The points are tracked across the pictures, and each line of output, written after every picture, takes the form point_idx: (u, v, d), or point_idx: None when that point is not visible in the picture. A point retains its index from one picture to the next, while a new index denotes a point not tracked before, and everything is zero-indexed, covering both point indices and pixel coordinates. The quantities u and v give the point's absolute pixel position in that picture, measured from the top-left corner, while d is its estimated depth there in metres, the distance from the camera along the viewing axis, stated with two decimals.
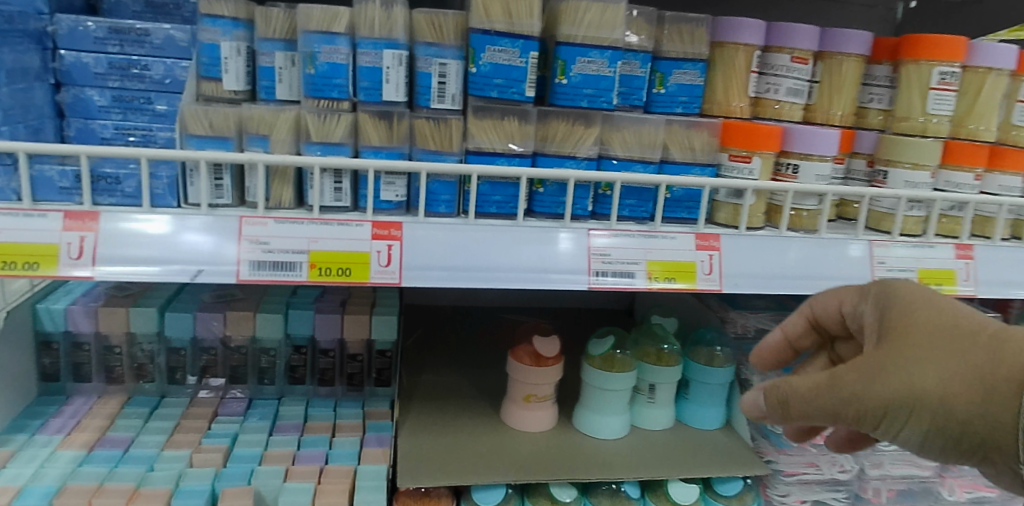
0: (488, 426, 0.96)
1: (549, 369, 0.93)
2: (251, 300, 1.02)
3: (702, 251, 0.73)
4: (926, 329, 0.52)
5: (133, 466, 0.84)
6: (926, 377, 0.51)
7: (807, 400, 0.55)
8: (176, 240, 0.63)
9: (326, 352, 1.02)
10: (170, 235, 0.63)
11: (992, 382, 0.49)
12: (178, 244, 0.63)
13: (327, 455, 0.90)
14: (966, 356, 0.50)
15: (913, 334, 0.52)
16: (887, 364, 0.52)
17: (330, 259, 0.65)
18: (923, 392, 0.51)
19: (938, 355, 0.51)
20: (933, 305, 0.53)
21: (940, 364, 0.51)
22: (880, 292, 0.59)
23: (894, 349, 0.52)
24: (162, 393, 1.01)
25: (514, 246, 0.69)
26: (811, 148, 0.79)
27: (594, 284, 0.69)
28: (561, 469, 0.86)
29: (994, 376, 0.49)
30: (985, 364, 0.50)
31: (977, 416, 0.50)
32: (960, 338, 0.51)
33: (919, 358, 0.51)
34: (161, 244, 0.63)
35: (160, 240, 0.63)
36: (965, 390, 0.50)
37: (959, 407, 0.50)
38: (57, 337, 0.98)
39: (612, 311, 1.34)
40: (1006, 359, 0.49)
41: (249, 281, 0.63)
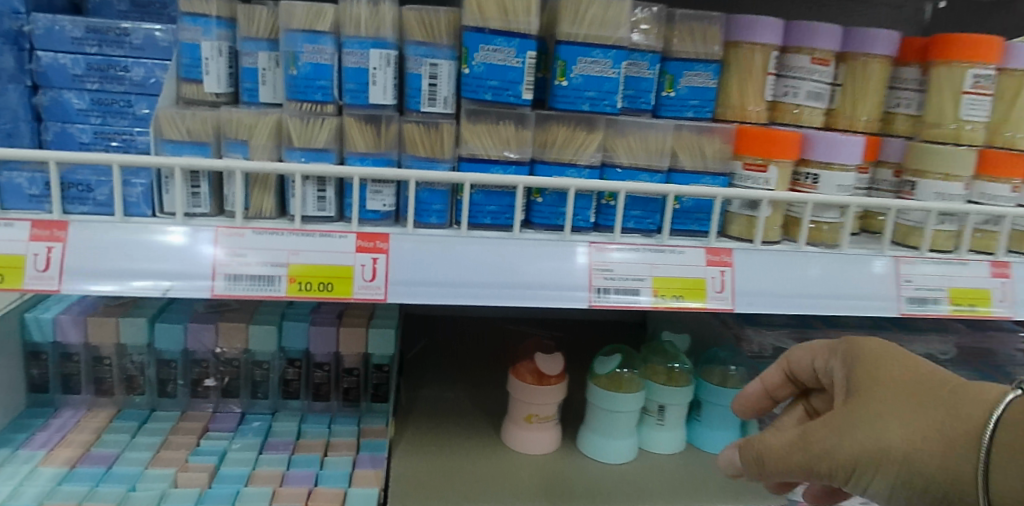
0: (488, 448, 0.91)
1: (552, 387, 0.90)
2: (245, 311, 0.99)
3: (713, 267, 0.68)
4: (890, 385, 0.54)
5: (115, 485, 0.81)
6: (891, 432, 0.52)
7: (786, 456, 0.57)
8: (193, 252, 0.60)
9: (320, 366, 0.98)
10: (187, 246, 0.60)
11: (951, 437, 0.50)
12: (194, 256, 0.60)
13: (317, 476, 0.86)
14: (927, 411, 0.52)
15: (878, 390, 0.54)
16: (854, 420, 0.53)
17: (310, 273, 0.61)
18: (887, 447, 0.52)
19: (901, 412, 0.52)
20: (899, 362, 0.55)
21: (903, 420, 0.52)
22: (847, 346, 0.60)
23: (860, 406, 0.54)
24: (153, 406, 0.97)
25: (510, 261, 0.64)
26: (833, 157, 0.74)
27: (593, 302, 0.64)
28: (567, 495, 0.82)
29: (953, 431, 0.50)
30: (944, 418, 0.51)
31: (940, 472, 0.50)
32: (921, 394, 0.52)
33: (883, 413, 0.53)
34: (180, 255, 0.60)
35: (176, 252, 0.60)
36: (929, 445, 0.51)
37: (924, 463, 0.51)
38: (46, 347, 0.94)
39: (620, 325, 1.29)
40: (964, 414, 0.51)
41: (223, 296, 0.59)
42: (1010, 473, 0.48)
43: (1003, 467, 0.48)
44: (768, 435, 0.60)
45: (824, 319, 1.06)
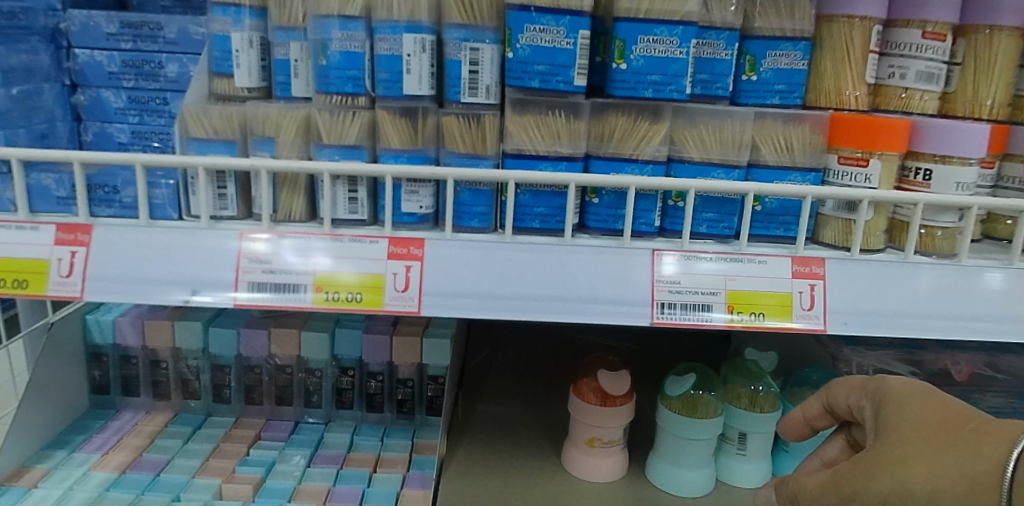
0: (546, 472, 0.85)
1: (617, 410, 0.82)
2: (299, 316, 0.95)
3: (801, 279, 0.59)
4: (909, 423, 0.48)
5: (160, 494, 0.79)
6: (911, 474, 0.46)
7: (814, 500, 0.52)
8: (275, 261, 0.56)
9: (374, 376, 0.93)
10: (270, 255, 0.56)
11: (974, 477, 0.45)
12: (278, 265, 0.56)
13: (364, 494, 0.81)
14: (948, 451, 0.46)
15: (897, 429, 0.49)
16: (877, 462, 0.48)
17: (338, 282, 0.56)
18: (908, 491, 0.46)
19: (921, 451, 0.47)
20: (916, 396, 0.50)
21: (925, 460, 0.46)
22: (868, 383, 0.55)
23: (879, 447, 0.49)
24: (208, 412, 0.96)
25: (558, 272, 0.57)
26: (949, 148, 0.62)
27: (656, 320, 0.56)
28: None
29: (976, 472, 0.45)
30: (967, 456, 0.46)
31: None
32: (942, 431, 0.47)
33: (907, 454, 0.47)
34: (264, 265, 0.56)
35: (259, 262, 0.56)
36: (953, 488, 0.45)
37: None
38: (107, 349, 0.94)
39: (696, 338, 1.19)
40: (987, 453, 0.45)
41: (245, 305, 0.55)
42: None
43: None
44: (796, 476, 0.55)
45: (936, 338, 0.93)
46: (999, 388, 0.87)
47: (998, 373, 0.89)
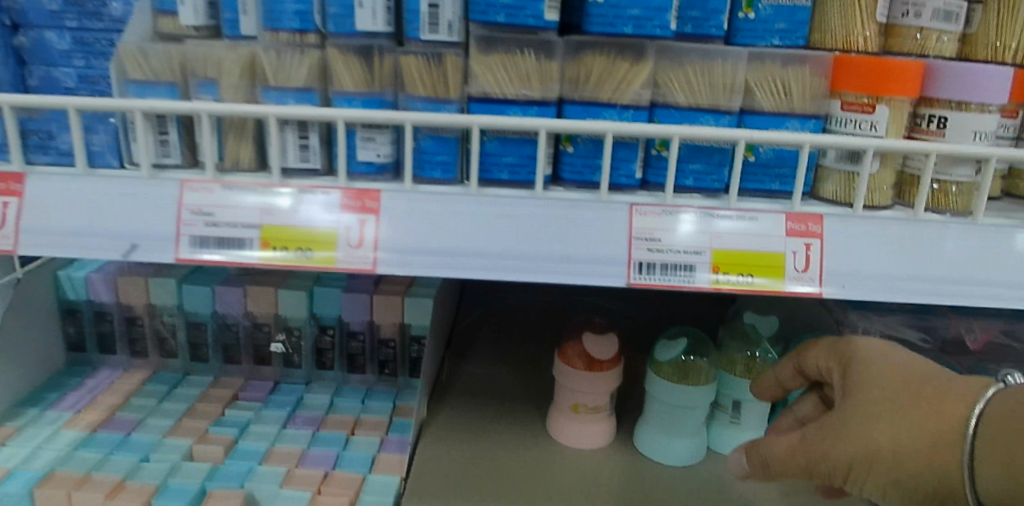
0: (528, 440, 0.81)
1: (604, 376, 0.78)
2: (278, 274, 0.92)
3: (796, 238, 0.54)
4: (877, 384, 0.50)
5: (128, 454, 0.77)
6: (878, 432, 0.48)
7: (782, 461, 0.53)
8: (302, 218, 0.52)
9: (355, 336, 0.90)
10: (297, 210, 0.52)
11: (937, 435, 0.46)
12: (304, 223, 0.52)
13: (339, 458, 0.78)
14: (914, 409, 0.48)
15: (864, 389, 0.50)
16: (846, 420, 0.50)
17: (285, 237, 0.51)
18: (875, 448, 0.48)
19: (888, 410, 0.48)
20: (884, 357, 0.52)
21: (890, 419, 0.48)
22: (836, 344, 0.56)
23: (848, 407, 0.50)
24: (187, 371, 0.93)
25: (528, 227, 0.52)
26: (966, 94, 0.56)
27: (633, 281, 0.52)
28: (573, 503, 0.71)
29: (940, 428, 0.46)
30: (931, 413, 0.47)
31: (929, 472, 0.47)
32: (906, 390, 0.49)
33: (874, 413, 0.49)
34: (290, 221, 0.52)
35: (285, 219, 0.52)
36: (917, 445, 0.47)
37: (913, 464, 0.47)
38: (81, 305, 0.91)
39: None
40: (949, 412, 0.47)
41: (187, 261, 0.51)
42: (997, 471, 0.44)
43: (990, 464, 0.44)
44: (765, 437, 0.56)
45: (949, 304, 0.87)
46: (1015, 358, 0.82)
47: (1014, 342, 0.83)
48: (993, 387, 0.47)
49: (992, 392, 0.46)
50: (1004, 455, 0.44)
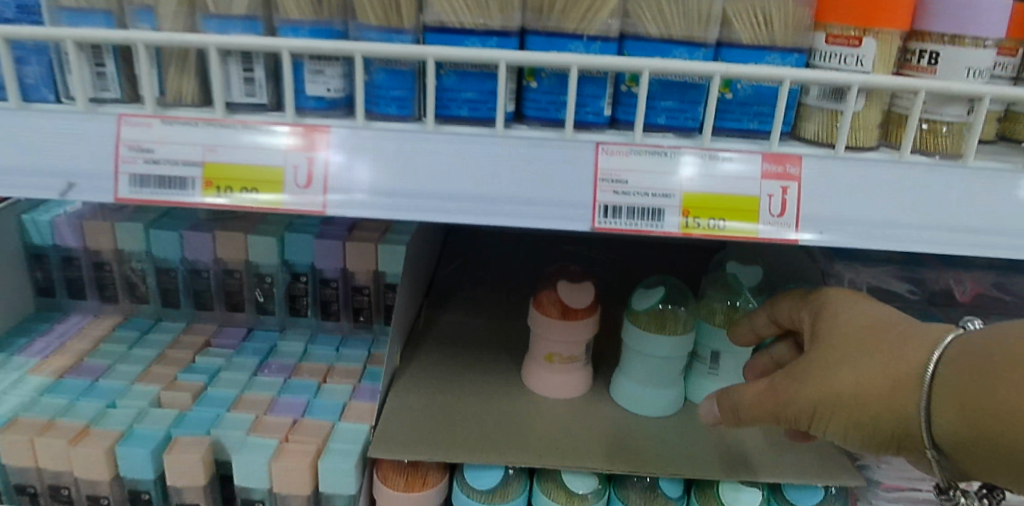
0: (504, 390, 0.79)
1: (579, 324, 0.77)
2: (249, 219, 0.89)
3: (772, 181, 0.51)
4: (843, 333, 0.51)
5: (94, 400, 0.75)
6: (840, 377, 0.49)
7: (751, 408, 0.54)
8: (310, 160, 0.49)
9: (328, 283, 0.88)
10: (306, 150, 0.49)
11: (897, 378, 0.47)
12: (314, 166, 0.49)
13: (309, 406, 0.76)
14: (877, 354, 0.48)
15: (831, 338, 0.51)
16: (812, 366, 0.51)
17: (230, 175, 0.49)
18: (837, 391, 0.49)
19: (852, 355, 0.49)
20: (854, 308, 0.53)
21: (854, 364, 0.49)
22: (810, 297, 0.58)
23: (814, 354, 0.51)
24: (159, 317, 0.91)
25: (486, 167, 0.49)
26: (960, 26, 0.52)
27: (598, 225, 0.49)
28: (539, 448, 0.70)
29: (901, 372, 0.47)
30: (893, 358, 0.48)
31: (889, 414, 0.47)
32: (871, 337, 0.49)
33: (838, 359, 0.50)
34: (299, 163, 0.49)
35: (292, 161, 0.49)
36: (878, 388, 0.47)
37: (874, 406, 0.47)
38: (47, 250, 0.88)
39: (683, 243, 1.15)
40: (910, 356, 0.47)
41: (128, 201, 0.49)
42: (952, 409, 0.44)
43: (947, 404, 0.44)
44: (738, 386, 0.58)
45: (940, 255, 0.84)
46: (1005, 310, 0.79)
47: (1004, 295, 0.80)
48: (953, 333, 0.47)
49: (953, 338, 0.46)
50: (960, 395, 0.44)
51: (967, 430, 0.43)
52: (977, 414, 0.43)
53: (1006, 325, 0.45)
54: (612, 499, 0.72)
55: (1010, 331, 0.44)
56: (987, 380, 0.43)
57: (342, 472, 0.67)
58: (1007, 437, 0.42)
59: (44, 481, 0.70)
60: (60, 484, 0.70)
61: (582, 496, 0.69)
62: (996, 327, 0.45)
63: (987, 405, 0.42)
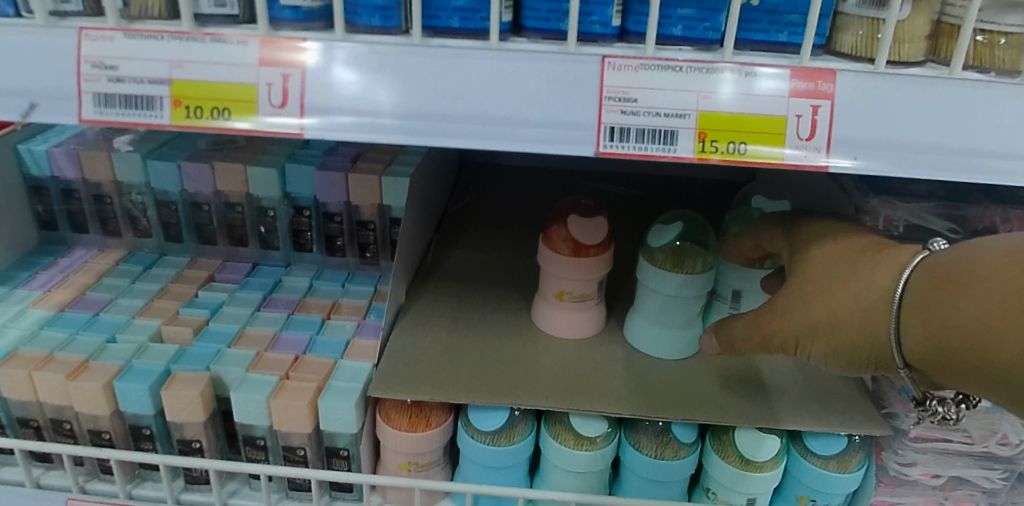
0: (513, 329, 0.76)
1: (591, 261, 0.72)
2: (250, 150, 0.86)
3: (801, 100, 0.46)
4: (817, 262, 0.51)
5: (94, 335, 0.73)
6: (816, 308, 0.49)
7: (740, 338, 0.57)
8: (317, 81, 0.45)
9: (332, 218, 0.84)
10: (326, 71, 0.45)
11: (868, 304, 0.46)
12: (321, 87, 0.45)
13: (311, 343, 0.74)
14: (847, 282, 0.48)
15: (806, 268, 0.52)
16: (791, 298, 0.51)
17: (201, 94, 0.45)
18: (813, 320, 0.49)
19: (826, 284, 0.49)
20: (834, 235, 0.53)
21: (828, 293, 0.49)
22: (790, 226, 0.59)
23: (793, 285, 0.52)
24: (163, 252, 0.90)
25: (476, 84, 0.45)
26: None
27: (602, 149, 0.45)
28: (530, 381, 0.68)
29: (871, 297, 0.46)
30: (863, 284, 0.47)
31: (863, 339, 0.46)
32: (842, 264, 0.50)
33: (815, 289, 0.50)
34: (318, 86, 0.45)
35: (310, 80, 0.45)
36: (851, 315, 0.47)
37: (849, 333, 0.47)
38: (46, 182, 0.86)
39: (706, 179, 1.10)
40: (880, 279, 0.46)
41: (93, 123, 0.46)
42: (920, 332, 0.43)
43: (914, 325, 0.43)
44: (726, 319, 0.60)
45: (987, 190, 0.78)
46: None
47: None
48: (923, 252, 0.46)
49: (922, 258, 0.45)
50: (928, 318, 0.43)
51: (936, 351, 0.42)
52: (941, 334, 0.42)
53: (975, 243, 0.43)
54: (624, 444, 0.68)
55: (974, 248, 0.42)
56: (948, 298, 0.41)
57: (343, 411, 0.64)
58: (971, 355, 0.41)
59: (46, 415, 0.70)
60: (62, 418, 0.69)
61: (592, 441, 0.66)
62: (967, 244, 0.43)
63: (949, 322, 0.41)
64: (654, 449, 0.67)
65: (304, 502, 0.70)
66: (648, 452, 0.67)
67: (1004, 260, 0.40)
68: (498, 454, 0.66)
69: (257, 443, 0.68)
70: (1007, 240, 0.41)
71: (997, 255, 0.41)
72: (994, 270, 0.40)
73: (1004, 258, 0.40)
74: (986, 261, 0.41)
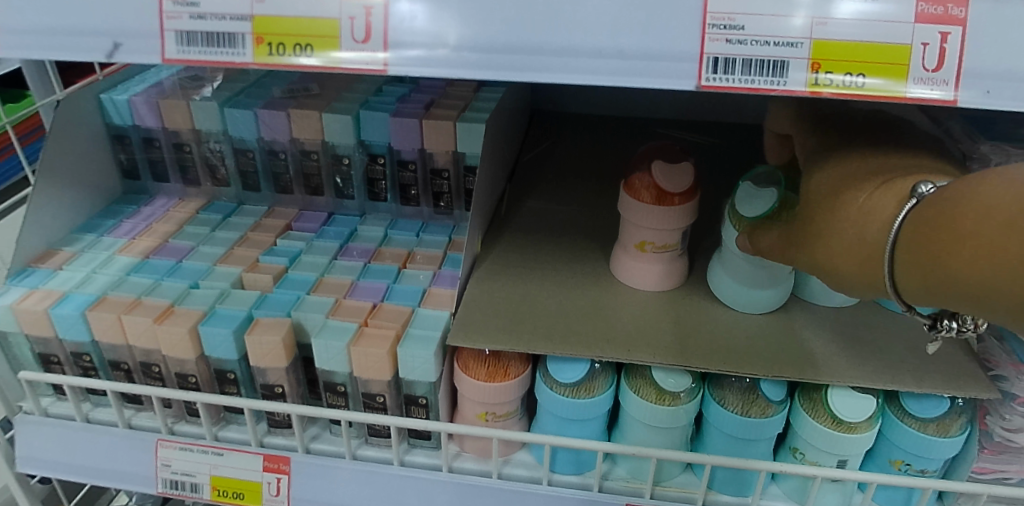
0: (590, 278, 0.74)
1: (675, 210, 0.69)
2: (325, 97, 0.85)
3: (929, 26, 0.41)
4: (820, 191, 0.49)
5: (179, 280, 0.75)
6: (819, 249, 0.47)
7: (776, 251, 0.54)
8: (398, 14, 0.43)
9: (406, 166, 0.83)
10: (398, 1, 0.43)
11: (862, 253, 0.44)
12: (403, 18, 0.43)
13: (389, 290, 0.73)
14: (845, 221, 0.46)
15: (811, 195, 0.50)
16: (801, 235, 0.50)
17: (282, 30, 0.44)
18: (818, 261, 0.47)
19: (828, 224, 0.47)
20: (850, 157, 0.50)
21: (827, 234, 0.47)
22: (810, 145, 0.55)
23: (802, 216, 0.50)
24: (241, 201, 0.91)
25: (568, 14, 0.42)
26: None
27: (705, 83, 0.42)
28: (583, 333, 0.66)
29: (865, 249, 0.44)
30: (860, 231, 0.44)
31: (864, 288, 0.45)
32: (840, 193, 0.47)
33: (816, 226, 0.48)
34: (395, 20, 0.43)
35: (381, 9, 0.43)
36: (848, 263, 0.45)
37: (850, 281, 0.46)
38: (129, 131, 0.87)
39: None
40: (873, 225, 0.44)
41: (176, 63, 0.45)
42: (918, 284, 0.41)
43: (910, 277, 0.42)
44: (763, 229, 0.58)
45: None
46: None
47: None
48: (914, 198, 0.43)
49: (913, 205, 0.43)
50: (924, 273, 0.41)
51: (937, 300, 0.41)
52: (937, 289, 0.40)
53: (959, 185, 0.40)
54: (707, 400, 0.66)
55: (955, 198, 0.40)
56: (941, 257, 0.39)
57: (420, 360, 0.64)
58: (970, 305, 0.39)
59: (135, 358, 0.72)
60: (150, 362, 0.71)
61: (674, 396, 0.64)
62: (959, 185, 0.41)
63: (942, 276, 0.40)
64: (739, 406, 0.64)
65: (382, 448, 0.71)
66: (733, 409, 0.64)
67: (987, 211, 0.38)
68: (577, 407, 0.64)
69: (338, 390, 0.69)
70: (992, 182, 0.39)
71: (982, 205, 0.38)
72: (979, 223, 0.38)
73: (987, 210, 0.38)
74: (976, 210, 0.38)
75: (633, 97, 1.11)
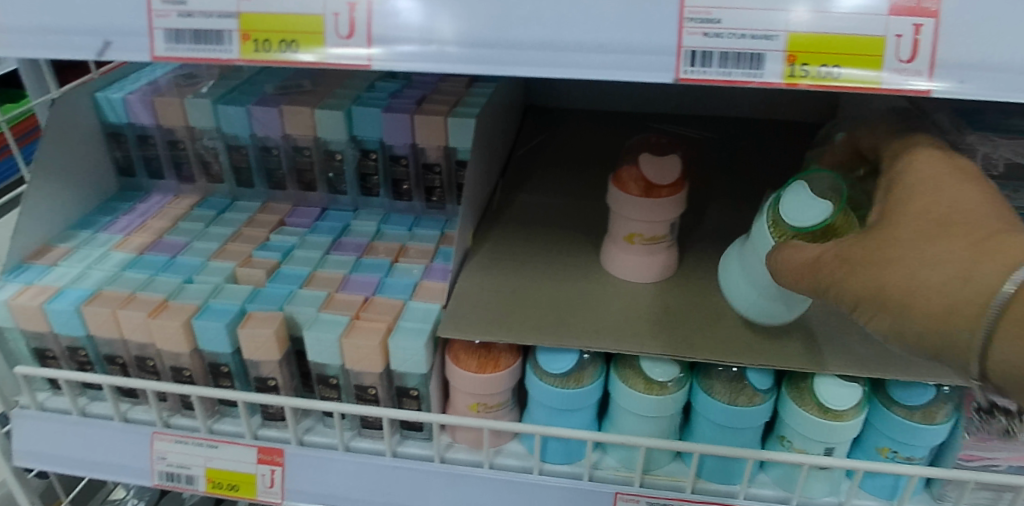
0: (581, 270, 0.75)
1: (663, 202, 0.70)
2: (318, 94, 0.86)
3: (902, 18, 0.41)
4: (910, 222, 0.45)
5: (173, 275, 0.76)
6: (892, 277, 0.43)
7: (801, 265, 0.50)
8: (383, 11, 0.44)
9: (399, 161, 0.84)
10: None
11: (956, 296, 0.39)
12: (388, 15, 0.44)
13: (380, 284, 0.74)
14: (943, 260, 0.41)
15: (898, 226, 0.45)
16: (868, 257, 0.45)
17: (268, 28, 0.45)
18: (885, 290, 0.43)
19: (915, 255, 0.42)
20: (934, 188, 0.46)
21: (910, 266, 0.42)
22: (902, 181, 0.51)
23: (879, 238, 0.45)
24: (235, 197, 0.91)
25: (547, 9, 0.43)
26: None
27: (683, 75, 0.43)
28: (574, 324, 0.67)
29: (961, 292, 0.39)
30: (961, 270, 0.40)
31: (937, 332, 0.40)
32: (941, 230, 0.43)
33: (899, 255, 0.43)
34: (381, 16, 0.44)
35: (368, 6, 0.44)
36: (930, 300, 0.40)
37: (920, 319, 0.41)
38: (124, 129, 0.88)
39: (779, 129, 1.05)
40: (979, 273, 0.39)
41: (165, 60, 0.46)
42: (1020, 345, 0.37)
43: (1012, 338, 0.37)
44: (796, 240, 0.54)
45: None
46: None
47: None
48: None
49: None
50: None
51: None
52: None
53: None
54: (696, 390, 0.67)
55: None
56: None
57: (411, 352, 0.65)
58: None
59: (130, 352, 0.73)
60: (145, 356, 0.72)
61: (663, 385, 0.65)
62: None
63: None
64: (727, 396, 0.65)
65: (375, 439, 0.72)
66: (721, 399, 0.65)
67: None
68: (567, 396, 0.65)
69: (330, 382, 0.70)
70: None
71: None
72: None
73: None
74: None
75: (625, 91, 1.12)
